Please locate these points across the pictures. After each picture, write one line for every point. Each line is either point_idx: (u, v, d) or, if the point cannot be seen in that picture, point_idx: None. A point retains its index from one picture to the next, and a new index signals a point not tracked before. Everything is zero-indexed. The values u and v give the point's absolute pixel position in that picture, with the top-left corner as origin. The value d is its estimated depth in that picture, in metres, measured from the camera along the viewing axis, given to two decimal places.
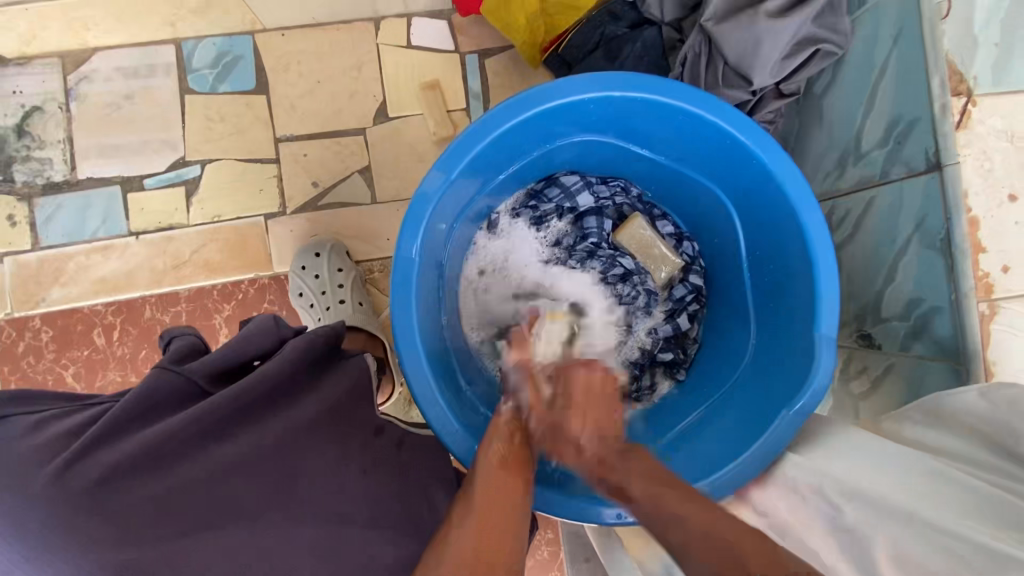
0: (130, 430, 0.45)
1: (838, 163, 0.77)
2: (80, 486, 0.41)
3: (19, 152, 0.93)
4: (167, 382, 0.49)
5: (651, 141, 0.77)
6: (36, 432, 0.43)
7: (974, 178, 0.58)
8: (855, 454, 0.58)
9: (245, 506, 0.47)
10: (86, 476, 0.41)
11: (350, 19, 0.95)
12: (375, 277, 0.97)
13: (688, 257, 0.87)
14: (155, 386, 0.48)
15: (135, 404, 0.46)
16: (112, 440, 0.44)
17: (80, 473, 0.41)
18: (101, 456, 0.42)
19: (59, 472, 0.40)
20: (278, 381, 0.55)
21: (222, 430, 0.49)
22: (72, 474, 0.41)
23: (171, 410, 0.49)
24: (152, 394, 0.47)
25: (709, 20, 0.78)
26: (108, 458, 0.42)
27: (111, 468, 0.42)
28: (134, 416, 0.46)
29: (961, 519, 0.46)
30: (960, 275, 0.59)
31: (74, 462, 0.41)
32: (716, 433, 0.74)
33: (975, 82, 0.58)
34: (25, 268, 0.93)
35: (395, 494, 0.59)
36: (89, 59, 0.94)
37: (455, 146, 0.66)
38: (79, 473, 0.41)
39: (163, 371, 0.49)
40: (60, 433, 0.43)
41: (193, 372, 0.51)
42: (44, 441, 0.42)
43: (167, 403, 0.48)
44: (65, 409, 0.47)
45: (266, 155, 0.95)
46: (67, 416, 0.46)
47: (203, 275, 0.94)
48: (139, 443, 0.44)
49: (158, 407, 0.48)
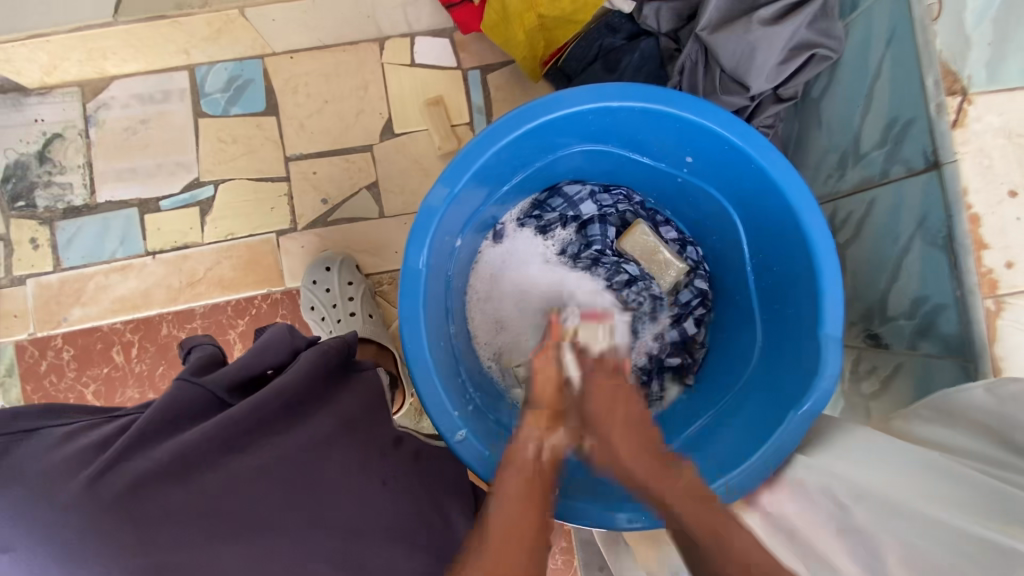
0: (157, 441, 0.46)
1: (839, 163, 0.77)
2: (110, 494, 0.42)
3: (41, 178, 0.97)
4: (188, 394, 0.50)
5: (652, 149, 0.78)
6: (65, 442, 0.45)
7: (973, 175, 0.59)
8: (869, 454, 0.58)
9: (267, 515, 0.48)
10: (116, 485, 0.42)
11: (355, 40, 0.99)
12: (385, 290, 0.98)
13: (693, 261, 0.88)
14: (181, 397, 0.49)
15: (162, 415, 0.47)
16: (139, 451, 0.45)
17: (109, 483, 0.42)
18: (128, 466, 0.44)
19: (91, 481, 0.42)
20: (297, 393, 0.57)
21: (244, 441, 0.50)
22: (102, 484, 0.42)
23: (194, 420, 0.50)
24: (180, 404, 0.49)
25: (704, 29, 0.79)
26: (135, 469, 0.44)
27: (139, 478, 0.43)
28: (160, 428, 0.47)
29: (958, 514, 0.47)
30: (963, 272, 0.59)
31: (103, 472, 0.43)
32: (726, 436, 0.74)
33: (970, 81, 0.59)
34: (48, 288, 0.96)
35: (413, 501, 0.60)
36: (107, 87, 0.98)
37: (458, 160, 0.68)
38: (108, 482, 0.42)
39: (185, 383, 0.50)
40: (88, 443, 0.45)
41: (212, 384, 0.52)
42: (75, 452, 0.43)
43: (187, 414, 0.49)
44: (90, 422, 0.48)
45: (277, 174, 0.98)
46: (94, 428, 0.47)
47: (218, 291, 0.96)
48: (166, 453, 0.45)
49: (184, 417, 0.49)
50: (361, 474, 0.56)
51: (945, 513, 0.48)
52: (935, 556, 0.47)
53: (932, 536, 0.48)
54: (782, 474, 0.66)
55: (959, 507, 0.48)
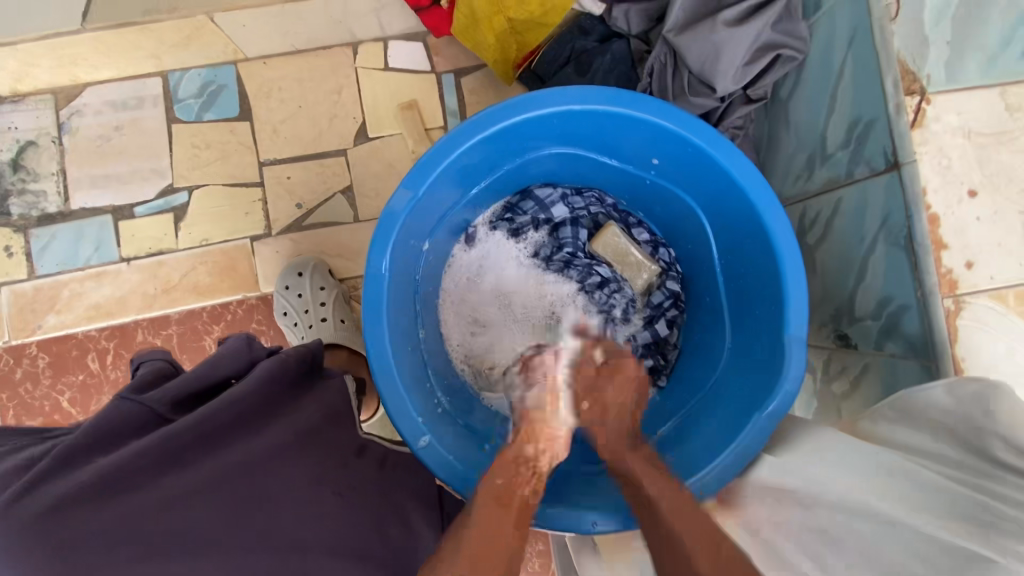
0: (87, 459, 0.46)
1: (806, 165, 0.77)
2: (32, 515, 0.40)
3: (15, 186, 0.97)
4: (124, 411, 0.50)
5: (619, 151, 0.78)
6: None
7: (932, 175, 0.58)
8: (829, 454, 0.57)
9: (203, 532, 0.48)
10: (39, 505, 0.41)
11: (328, 45, 0.99)
12: (359, 294, 0.98)
13: (665, 263, 0.88)
14: (114, 415, 0.49)
15: (91, 433, 0.47)
16: (64, 470, 0.44)
17: (30, 503, 0.41)
18: (52, 486, 0.42)
19: (8, 502, 0.40)
20: (241, 407, 0.57)
21: (181, 458, 0.50)
22: (26, 502, 0.41)
23: (128, 437, 0.50)
24: (112, 422, 0.48)
25: (671, 31, 0.80)
26: (63, 486, 0.43)
27: (66, 495, 0.42)
28: (90, 446, 0.46)
29: (918, 515, 0.49)
30: (923, 272, 0.59)
31: (28, 490, 0.41)
32: (694, 439, 0.74)
33: (928, 81, 0.58)
34: (22, 296, 0.96)
35: (363, 513, 0.60)
36: (80, 94, 0.98)
37: (422, 162, 0.67)
38: (33, 500, 0.41)
39: (123, 402, 0.50)
40: (9, 466, 0.43)
41: (152, 401, 0.53)
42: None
43: (123, 430, 0.49)
44: (21, 444, 0.47)
45: (251, 179, 0.98)
46: (22, 449, 0.46)
47: (193, 297, 0.96)
48: (95, 472, 0.44)
49: (116, 434, 0.49)
50: (306, 487, 0.57)
51: (905, 514, 0.50)
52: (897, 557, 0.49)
53: (899, 540, 0.50)
54: (748, 476, 0.66)
55: (916, 508, 0.50)
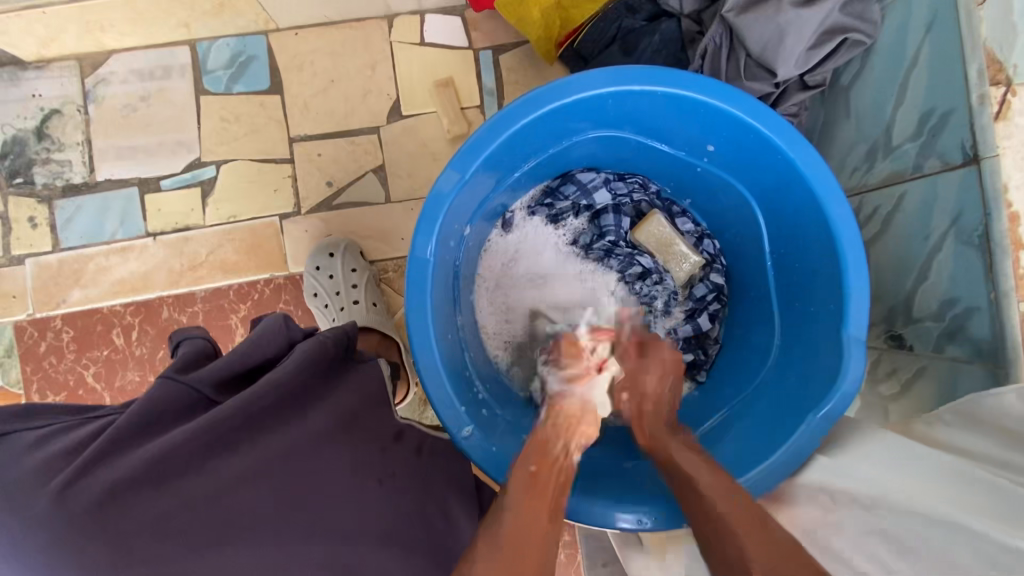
0: (134, 446, 0.45)
1: (867, 157, 0.74)
2: (83, 505, 0.40)
3: (39, 155, 0.94)
4: (169, 394, 0.48)
5: (669, 137, 0.75)
6: (39, 448, 0.42)
7: (1014, 171, 0.55)
8: (888, 459, 0.55)
9: (251, 522, 0.46)
10: (89, 495, 0.40)
11: (362, 17, 0.95)
12: (390, 277, 0.96)
13: (709, 255, 0.85)
14: (158, 399, 0.47)
15: (140, 418, 0.46)
16: (113, 456, 0.43)
17: (81, 492, 0.40)
18: (102, 473, 0.42)
19: (59, 491, 0.40)
20: (283, 392, 0.55)
21: (228, 443, 0.48)
22: (73, 492, 0.40)
23: (175, 421, 0.48)
24: (157, 406, 0.47)
25: (730, 11, 0.76)
26: (111, 475, 0.42)
27: (114, 484, 0.41)
28: (136, 432, 0.45)
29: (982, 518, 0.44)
30: (998, 273, 0.56)
31: (74, 481, 0.41)
32: (738, 436, 0.72)
33: (1014, 71, 0.55)
34: (46, 268, 0.94)
35: (407, 500, 0.58)
36: (106, 61, 0.95)
37: (470, 144, 0.65)
38: (80, 491, 0.40)
39: (170, 383, 0.49)
40: (61, 449, 0.42)
41: (196, 382, 0.51)
42: (44, 461, 0.41)
43: (170, 414, 0.48)
44: (69, 423, 0.46)
45: (281, 155, 0.95)
46: (72, 430, 0.45)
47: (220, 275, 0.94)
48: (143, 459, 0.43)
49: (162, 419, 0.47)
50: (351, 473, 0.55)
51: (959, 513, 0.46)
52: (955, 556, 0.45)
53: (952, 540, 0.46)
54: (798, 477, 0.64)
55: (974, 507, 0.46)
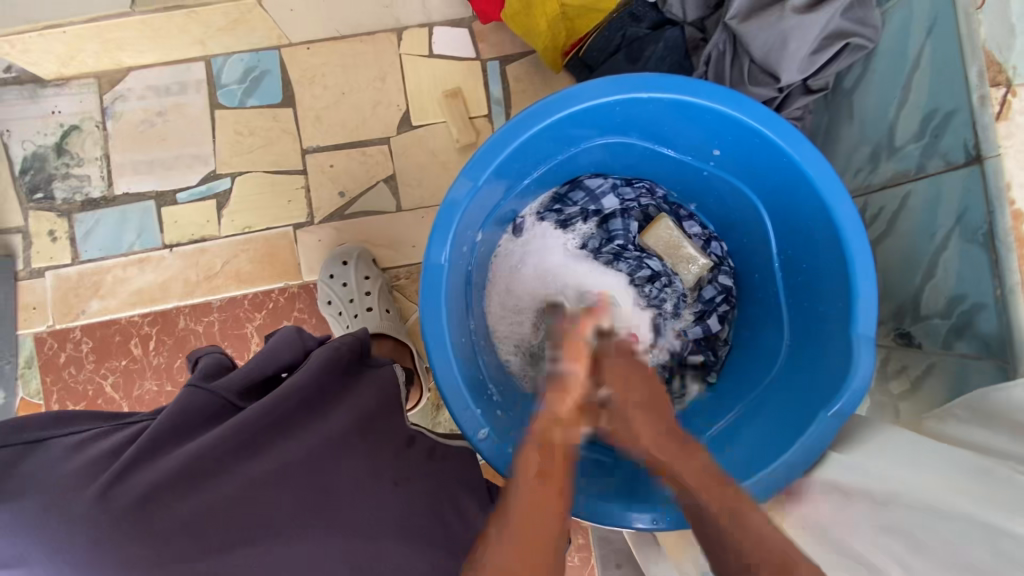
0: (167, 450, 0.46)
1: (871, 158, 0.75)
2: (122, 507, 0.41)
3: (58, 170, 0.97)
4: (197, 398, 0.50)
5: (676, 142, 0.76)
6: (76, 453, 0.44)
7: (1016, 169, 0.56)
8: (898, 456, 0.56)
9: (281, 522, 0.48)
10: (127, 497, 0.42)
11: (372, 31, 0.97)
12: (401, 284, 0.98)
13: (717, 257, 0.86)
14: (186, 405, 0.49)
15: (171, 422, 0.47)
16: (148, 459, 0.44)
17: (121, 494, 0.42)
18: (140, 476, 0.43)
19: (100, 494, 0.41)
20: (303, 397, 0.56)
21: (255, 446, 0.50)
22: (113, 494, 0.41)
23: (203, 426, 0.50)
24: (186, 411, 0.48)
25: (734, 18, 0.77)
26: (148, 477, 0.43)
27: (152, 486, 0.43)
28: (168, 436, 0.46)
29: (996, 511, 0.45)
30: (1004, 269, 0.57)
31: (114, 483, 0.42)
32: (751, 435, 0.73)
33: (1014, 72, 0.56)
34: (66, 281, 0.96)
35: (427, 500, 0.60)
36: (124, 78, 0.98)
37: (480, 153, 0.66)
38: (119, 493, 0.42)
39: (197, 390, 0.50)
40: (98, 455, 0.44)
41: (220, 389, 0.52)
42: (83, 464, 0.42)
43: (200, 418, 0.49)
44: (101, 430, 0.47)
45: (294, 167, 0.97)
46: (104, 437, 0.46)
47: (235, 285, 0.96)
48: (177, 462, 0.45)
49: (191, 423, 0.48)
50: (372, 474, 0.56)
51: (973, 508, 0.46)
52: (970, 554, 0.46)
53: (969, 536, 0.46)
54: (811, 475, 0.65)
55: (986, 500, 0.47)
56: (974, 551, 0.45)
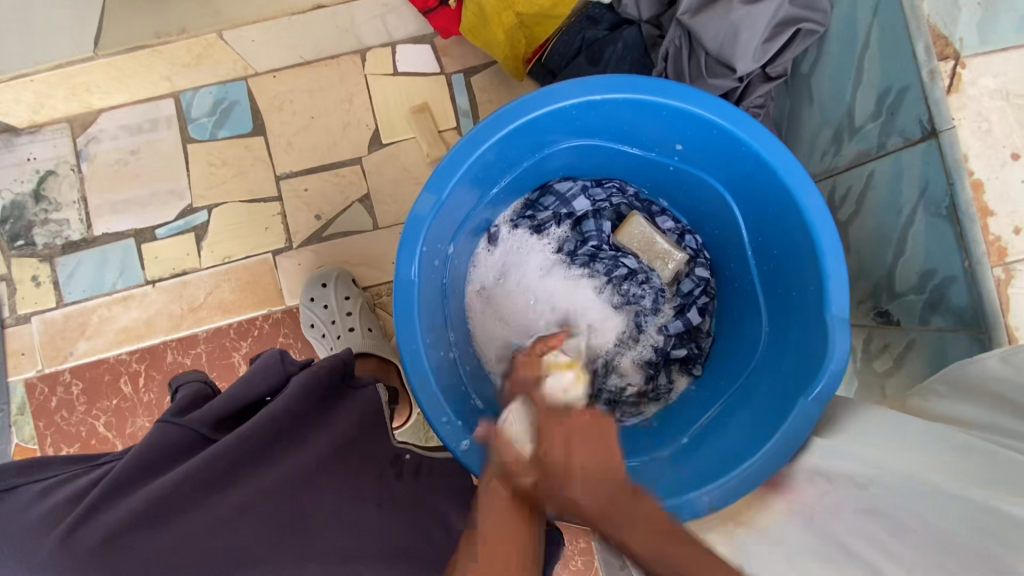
0: (135, 488, 0.45)
1: (834, 140, 0.75)
2: (87, 548, 0.40)
3: (38, 216, 0.98)
4: (167, 435, 0.50)
5: (640, 139, 0.77)
6: (43, 498, 0.43)
7: (972, 139, 0.57)
8: (873, 438, 0.56)
9: (256, 554, 0.47)
10: (93, 537, 0.41)
11: (336, 54, 0.99)
12: (384, 302, 0.98)
13: (692, 249, 0.87)
14: (154, 443, 0.48)
15: (142, 459, 0.47)
16: (115, 498, 0.44)
17: (88, 534, 0.41)
18: (106, 515, 0.42)
19: (66, 534, 0.40)
20: (280, 424, 0.56)
21: (225, 479, 0.50)
22: (78, 537, 0.40)
23: (173, 463, 0.49)
24: (156, 448, 0.48)
25: (685, 13, 0.79)
26: (112, 518, 0.42)
27: (117, 526, 0.42)
28: (135, 476, 0.46)
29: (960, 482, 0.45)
30: (969, 241, 0.57)
31: (79, 525, 0.41)
32: (736, 426, 0.73)
33: (961, 44, 0.57)
34: (52, 325, 0.96)
35: (409, 522, 0.59)
36: (95, 121, 0.99)
37: (444, 164, 0.67)
38: (83, 537, 0.40)
39: (166, 425, 0.50)
40: (64, 497, 0.43)
41: (193, 422, 0.52)
42: (48, 509, 0.42)
43: (169, 455, 0.49)
44: (71, 474, 0.46)
45: (269, 194, 0.98)
46: (74, 480, 0.46)
47: (219, 315, 0.96)
48: (144, 500, 0.44)
49: (159, 461, 0.48)
50: (348, 500, 0.56)
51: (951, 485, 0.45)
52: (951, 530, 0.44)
53: (940, 507, 0.46)
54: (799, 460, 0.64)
55: (971, 479, 0.45)
56: (953, 527, 0.44)
